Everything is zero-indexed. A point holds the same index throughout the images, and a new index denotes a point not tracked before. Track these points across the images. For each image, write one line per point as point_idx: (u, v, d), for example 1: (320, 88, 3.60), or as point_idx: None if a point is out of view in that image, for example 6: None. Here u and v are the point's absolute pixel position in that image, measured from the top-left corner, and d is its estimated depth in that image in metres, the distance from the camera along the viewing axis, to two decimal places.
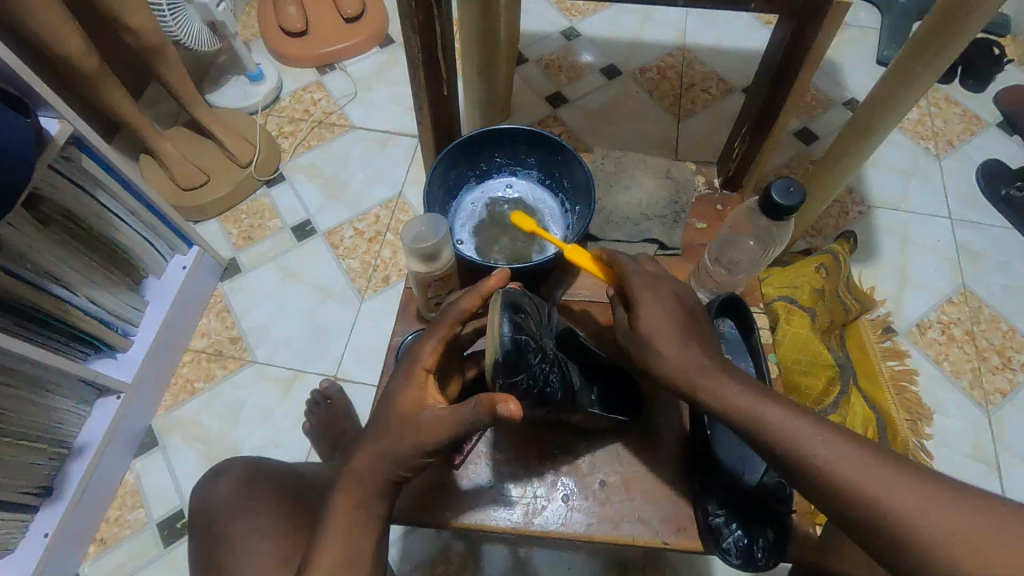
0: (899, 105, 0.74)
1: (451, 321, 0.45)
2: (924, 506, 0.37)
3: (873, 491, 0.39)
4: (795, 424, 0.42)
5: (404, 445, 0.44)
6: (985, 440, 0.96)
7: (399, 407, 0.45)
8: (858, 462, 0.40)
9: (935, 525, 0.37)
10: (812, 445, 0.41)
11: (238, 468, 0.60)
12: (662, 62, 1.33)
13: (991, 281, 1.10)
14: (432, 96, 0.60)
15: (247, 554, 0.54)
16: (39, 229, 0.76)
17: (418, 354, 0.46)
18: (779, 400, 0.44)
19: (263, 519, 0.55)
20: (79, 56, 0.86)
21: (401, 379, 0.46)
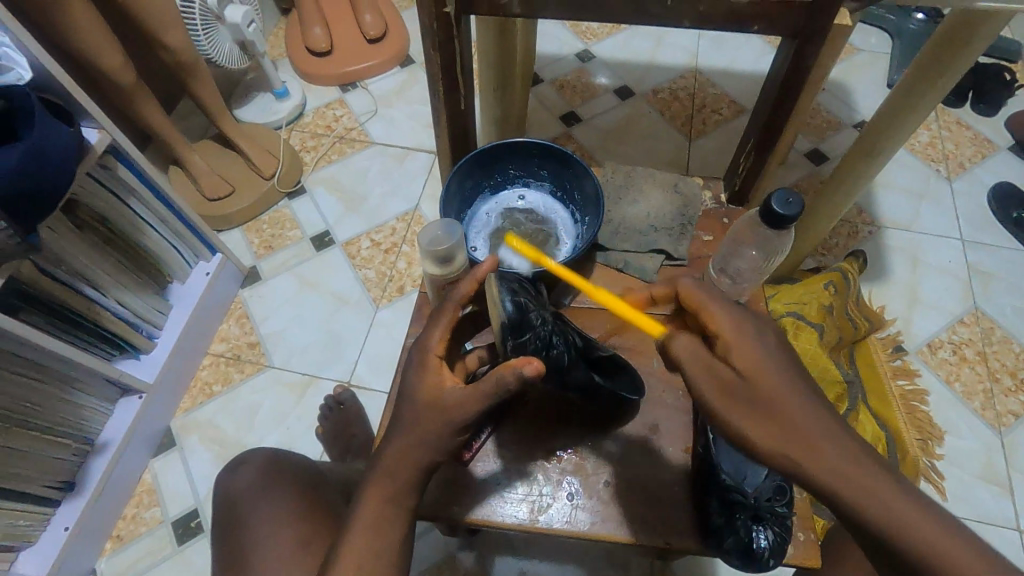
0: (903, 124, 0.76)
1: (453, 307, 0.48)
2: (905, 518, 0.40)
3: (880, 508, 0.40)
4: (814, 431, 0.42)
5: (433, 428, 0.46)
6: (997, 462, 0.95)
7: (420, 395, 0.47)
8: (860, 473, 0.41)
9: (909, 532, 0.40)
10: (855, 481, 0.41)
11: (260, 459, 0.63)
12: (675, 84, 1.36)
13: (1003, 303, 1.10)
14: (450, 111, 0.63)
15: (266, 539, 0.56)
16: (75, 233, 0.80)
17: (427, 342, 0.48)
18: (808, 410, 0.43)
19: (281, 507, 0.58)
20: (118, 71, 0.91)
21: (417, 370, 0.48)
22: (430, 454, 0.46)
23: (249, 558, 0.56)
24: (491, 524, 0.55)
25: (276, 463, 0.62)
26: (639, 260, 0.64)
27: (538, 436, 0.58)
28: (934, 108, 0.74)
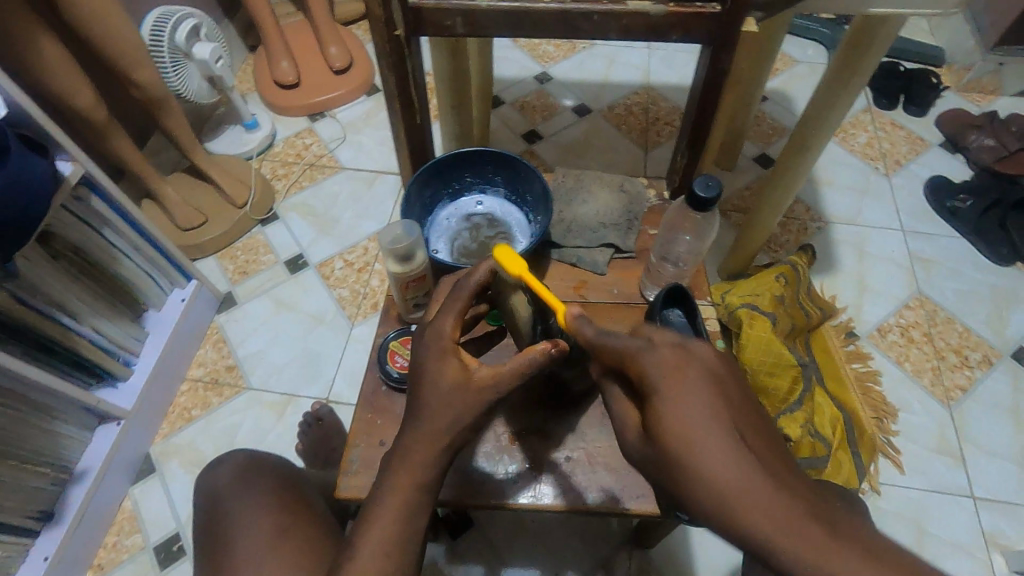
0: (827, 121, 0.83)
1: (467, 298, 0.51)
2: (750, 492, 0.37)
3: (722, 475, 0.38)
4: (683, 388, 0.41)
5: (468, 408, 0.48)
6: (949, 434, 1.01)
7: (449, 379, 0.49)
8: (713, 436, 0.39)
9: (745, 507, 0.37)
10: (743, 498, 0.37)
11: (237, 458, 0.65)
12: (629, 100, 1.44)
13: (944, 286, 1.17)
14: (408, 125, 0.68)
15: (244, 529, 0.58)
16: (50, 262, 0.83)
17: (443, 330, 0.50)
18: (680, 369, 0.41)
19: (260, 500, 0.61)
20: (89, 107, 0.95)
21: (438, 357, 0.49)
22: (457, 432, 0.48)
23: (228, 548, 0.58)
24: (467, 505, 0.58)
25: (253, 463, 0.65)
26: (591, 255, 0.69)
27: (511, 417, 0.62)
28: (851, 107, 0.81)
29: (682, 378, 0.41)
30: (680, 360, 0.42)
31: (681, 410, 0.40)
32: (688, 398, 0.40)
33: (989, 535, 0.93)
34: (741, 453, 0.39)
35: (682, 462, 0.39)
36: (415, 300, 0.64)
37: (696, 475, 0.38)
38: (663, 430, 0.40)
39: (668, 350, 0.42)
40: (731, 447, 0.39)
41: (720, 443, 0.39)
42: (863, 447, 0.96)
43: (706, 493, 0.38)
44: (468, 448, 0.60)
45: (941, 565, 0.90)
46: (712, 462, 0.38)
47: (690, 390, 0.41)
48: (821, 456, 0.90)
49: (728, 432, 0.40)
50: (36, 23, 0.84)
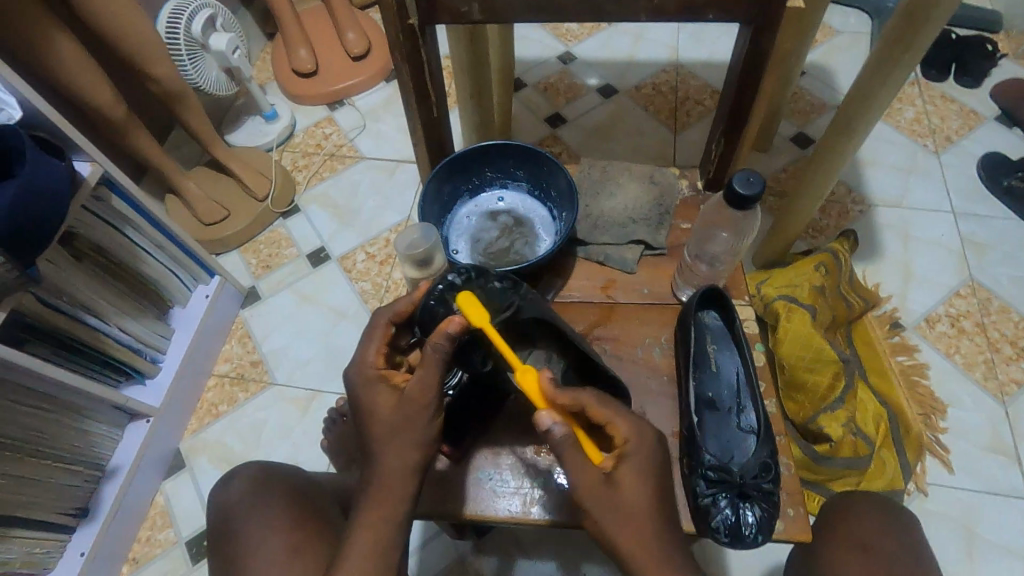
0: (876, 101, 0.78)
1: (386, 323, 0.55)
2: (650, 544, 0.47)
3: (642, 527, 0.48)
4: (644, 456, 0.50)
5: (413, 423, 0.49)
6: (1003, 432, 0.95)
7: (380, 407, 0.51)
8: (648, 496, 0.49)
9: (639, 551, 0.47)
10: (641, 550, 0.47)
11: (250, 470, 0.65)
12: (657, 79, 1.37)
13: (999, 272, 1.09)
14: (424, 119, 0.65)
15: (258, 546, 0.58)
16: (75, 264, 0.83)
17: (367, 360, 0.53)
18: (650, 445, 0.50)
19: (273, 515, 0.60)
20: (108, 105, 0.94)
21: (365, 387, 0.52)
22: (417, 449, 0.50)
23: (243, 564, 0.58)
24: (488, 518, 0.58)
25: (264, 476, 0.64)
26: (619, 252, 0.67)
27: (529, 431, 0.61)
28: (903, 85, 0.75)
29: (645, 449, 0.50)
30: (643, 431, 0.51)
31: (635, 473, 0.49)
32: (643, 463, 0.49)
33: None
34: (660, 514, 0.49)
35: (616, 503, 0.48)
36: None
37: (620, 518, 0.48)
38: (620, 481, 0.48)
39: (638, 422, 0.51)
40: (654, 508, 0.49)
41: (652, 509, 0.48)
42: (908, 445, 0.91)
43: (623, 538, 0.47)
44: (493, 460, 0.60)
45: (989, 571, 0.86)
46: (635, 518, 0.48)
47: (642, 457, 0.50)
48: (864, 456, 0.86)
49: (656, 499, 0.49)
50: (50, 20, 0.83)
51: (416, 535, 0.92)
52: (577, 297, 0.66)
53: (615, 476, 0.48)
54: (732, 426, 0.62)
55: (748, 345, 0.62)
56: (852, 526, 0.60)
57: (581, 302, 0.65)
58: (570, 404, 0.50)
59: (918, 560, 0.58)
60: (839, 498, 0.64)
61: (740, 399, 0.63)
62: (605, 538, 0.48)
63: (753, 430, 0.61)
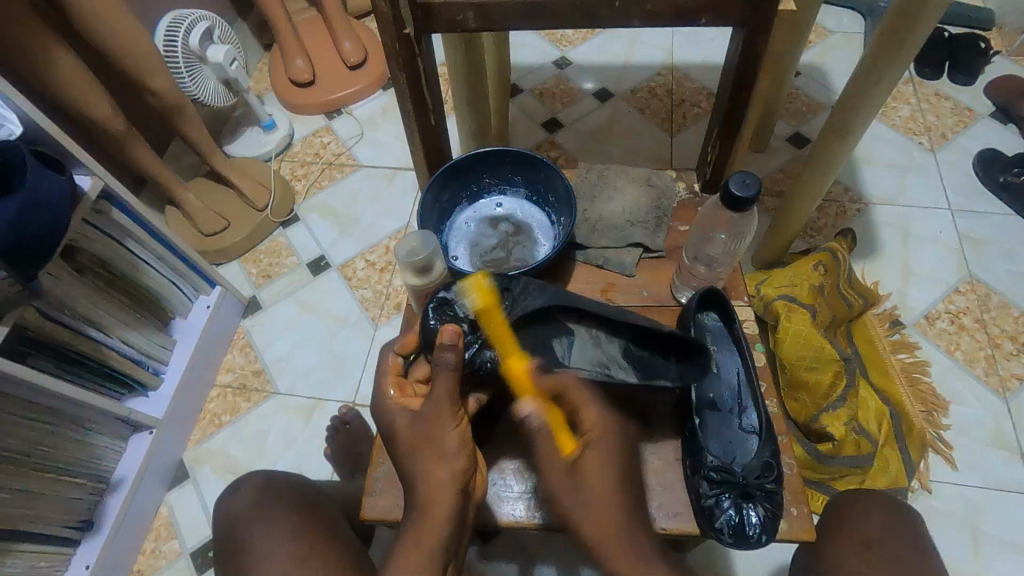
0: (870, 101, 0.78)
1: (392, 355, 0.57)
2: (612, 531, 0.49)
3: (605, 515, 0.50)
4: (608, 445, 0.53)
5: (438, 438, 0.49)
6: (1006, 428, 0.95)
7: (404, 431, 0.51)
8: (607, 486, 0.51)
9: (599, 533, 0.49)
10: (605, 540, 0.49)
11: (255, 480, 0.65)
12: (653, 82, 1.38)
13: (997, 268, 1.10)
14: (422, 127, 0.65)
15: (264, 556, 0.58)
16: (77, 277, 0.83)
17: (385, 393, 0.54)
18: (614, 437, 0.54)
19: (279, 525, 0.60)
20: (108, 118, 0.95)
21: (387, 415, 0.53)
22: (446, 461, 0.49)
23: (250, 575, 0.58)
24: (494, 524, 0.57)
25: (269, 487, 0.64)
26: (618, 256, 0.67)
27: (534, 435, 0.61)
28: (898, 83, 0.76)
29: (607, 439, 0.53)
30: (609, 424, 0.54)
31: (599, 460, 0.52)
32: (605, 452, 0.52)
33: None
34: (626, 508, 0.51)
35: (574, 492, 0.51)
36: None
37: (585, 503, 0.50)
38: (585, 467, 0.51)
39: (605, 413, 0.54)
40: (617, 499, 0.51)
41: (619, 496, 0.51)
42: (911, 443, 0.91)
43: (589, 525, 0.50)
44: (497, 466, 0.60)
45: (995, 567, 0.85)
46: (602, 505, 0.50)
47: (604, 448, 0.52)
48: (866, 454, 0.86)
49: (624, 492, 0.51)
50: (48, 35, 0.84)
51: None
52: None
53: (581, 467, 0.51)
54: (734, 427, 0.62)
55: (749, 346, 0.62)
56: (860, 525, 0.60)
57: None
58: (549, 390, 0.55)
59: (926, 559, 0.57)
60: (846, 496, 0.64)
61: (741, 400, 0.63)
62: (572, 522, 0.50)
63: (756, 431, 0.61)
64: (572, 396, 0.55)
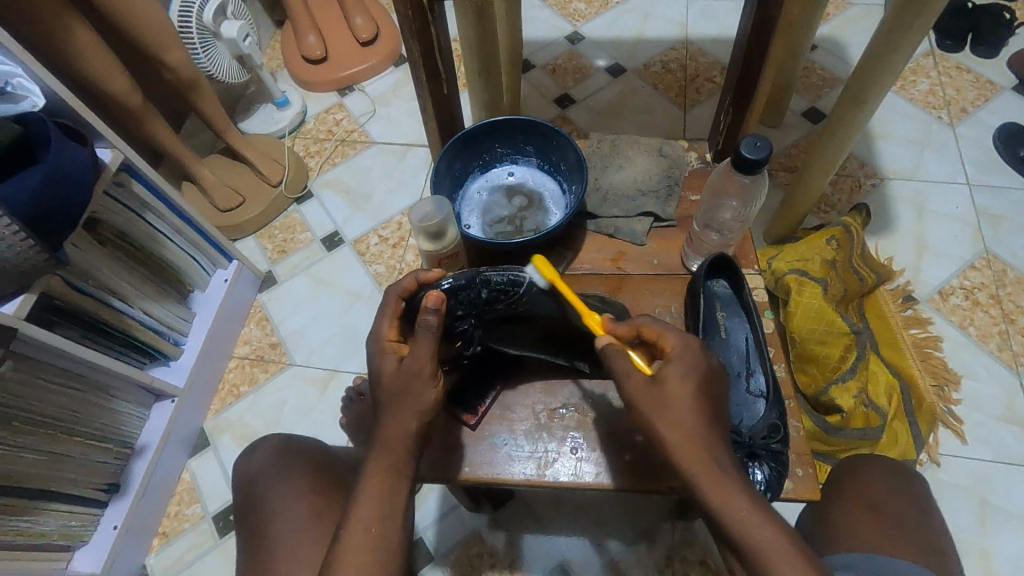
0: (888, 69, 0.77)
1: (395, 297, 0.55)
2: (698, 448, 0.46)
3: (691, 434, 0.46)
4: (684, 365, 0.49)
5: (416, 396, 0.50)
6: (1017, 402, 0.95)
7: (385, 376, 0.52)
8: (690, 402, 0.47)
9: (692, 457, 0.45)
10: (690, 458, 0.45)
11: (270, 441, 0.67)
12: (666, 56, 1.36)
13: (1014, 244, 1.09)
14: (435, 96, 0.66)
15: (281, 512, 0.61)
16: (99, 249, 0.86)
17: (380, 332, 0.54)
18: (693, 357, 0.49)
19: (294, 485, 0.63)
20: (125, 93, 0.96)
21: (376, 356, 0.53)
22: (417, 415, 0.50)
23: (265, 530, 0.61)
24: (504, 482, 0.59)
25: (284, 446, 0.66)
26: (629, 225, 0.68)
27: (544, 397, 0.63)
28: (915, 53, 0.75)
29: (689, 358, 0.49)
30: (691, 342, 0.50)
31: (678, 376, 0.48)
32: (689, 367, 0.48)
33: None
34: (710, 427, 0.47)
35: (656, 413, 0.47)
36: None
37: (673, 424, 0.46)
38: (671, 382, 0.48)
39: (685, 335, 0.51)
40: (700, 423, 0.47)
41: (700, 418, 0.47)
42: (920, 416, 0.92)
43: (675, 439, 0.46)
44: (508, 427, 0.61)
45: (1001, 539, 0.86)
46: (685, 421, 0.47)
47: (688, 364, 0.49)
48: (875, 426, 0.86)
49: (708, 418, 0.47)
50: (66, 8, 0.85)
51: (432, 510, 0.94)
52: (587, 270, 0.67)
53: (665, 384, 0.48)
54: (741, 391, 0.62)
55: (757, 312, 0.63)
56: (864, 484, 0.61)
57: (591, 275, 0.66)
58: (629, 334, 0.52)
59: (926, 518, 0.59)
60: (852, 459, 0.65)
61: (748, 364, 0.64)
62: (659, 440, 0.47)
63: (762, 394, 0.62)
64: (651, 326, 0.51)
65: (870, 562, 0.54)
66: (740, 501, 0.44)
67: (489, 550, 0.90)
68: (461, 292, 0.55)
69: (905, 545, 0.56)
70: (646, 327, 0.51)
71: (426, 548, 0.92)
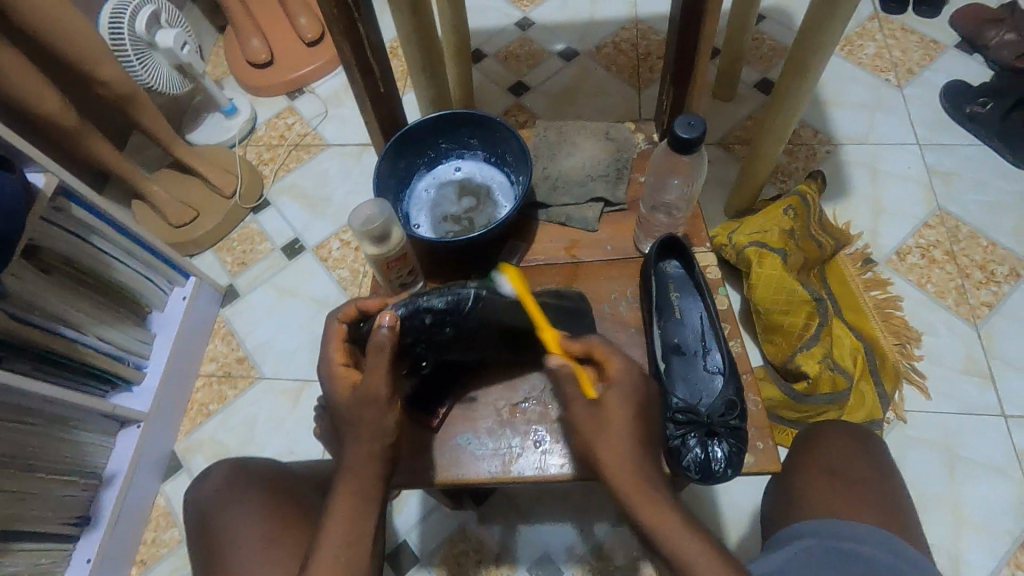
0: (828, 36, 0.77)
1: (336, 322, 0.55)
2: (625, 470, 0.48)
3: (613, 459, 0.49)
4: (616, 396, 0.50)
5: (377, 421, 0.49)
6: (976, 354, 0.98)
7: (340, 401, 0.51)
8: (616, 432, 0.49)
9: (618, 477, 0.48)
10: (617, 478, 0.49)
11: (222, 468, 0.66)
12: (617, 37, 1.35)
13: (966, 199, 1.11)
14: (373, 94, 0.65)
15: (238, 539, 0.60)
16: (44, 277, 0.83)
17: (329, 357, 0.53)
18: (628, 388, 0.51)
19: (249, 510, 0.61)
20: (58, 113, 0.93)
21: (327, 382, 0.52)
22: (382, 437, 0.49)
23: (222, 559, 0.59)
24: (470, 481, 0.59)
25: (237, 472, 0.65)
26: (580, 212, 0.68)
27: (510, 391, 0.63)
28: (852, 17, 0.75)
29: (620, 388, 0.51)
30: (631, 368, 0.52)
31: (620, 401, 0.50)
32: (627, 394, 0.50)
33: (1021, 452, 0.91)
34: (637, 449, 0.49)
35: (592, 440, 0.50)
36: (401, 280, 0.64)
37: (605, 446, 0.49)
38: (607, 410, 0.50)
39: (621, 360, 0.52)
40: (631, 448, 0.49)
41: (631, 444, 0.49)
42: (885, 375, 0.93)
43: (609, 459, 0.49)
44: (472, 425, 0.61)
45: (968, 488, 0.89)
46: (619, 445, 0.49)
47: (626, 389, 0.51)
48: (842, 390, 0.88)
49: (639, 442, 0.50)
50: None
51: (415, 512, 0.94)
52: (542, 261, 0.66)
53: (605, 412, 0.50)
54: (698, 369, 0.63)
55: (709, 291, 0.63)
56: (823, 451, 0.62)
57: (546, 265, 0.66)
58: (579, 351, 0.53)
59: (884, 476, 0.60)
60: (811, 427, 0.66)
61: (705, 342, 0.64)
62: (593, 453, 0.50)
63: (720, 370, 0.62)
64: (604, 351, 0.52)
65: (831, 526, 0.55)
66: (667, 516, 0.47)
67: (475, 546, 0.90)
68: (421, 311, 0.51)
69: (864, 507, 0.57)
70: (594, 349, 0.53)
71: (412, 549, 0.91)
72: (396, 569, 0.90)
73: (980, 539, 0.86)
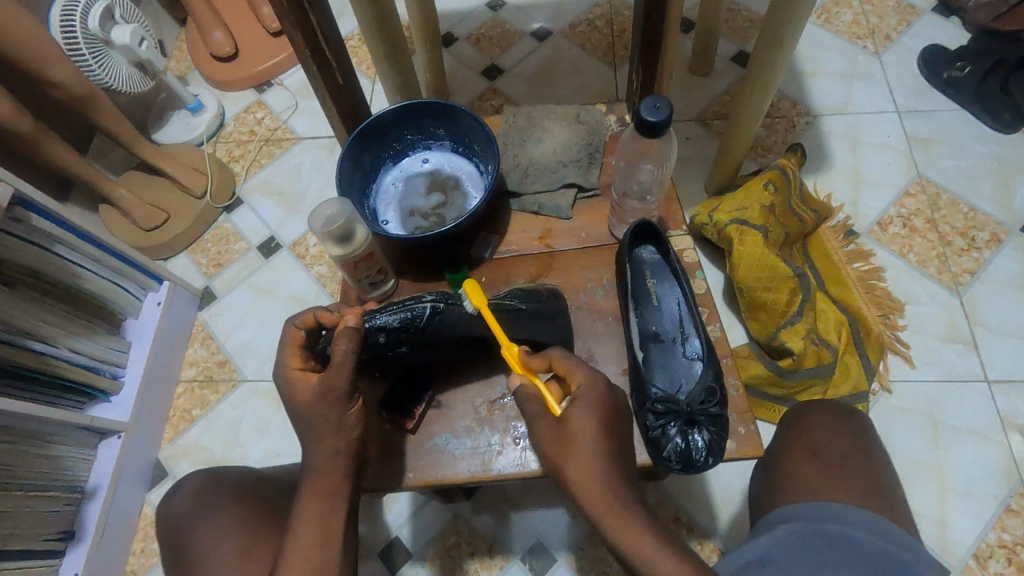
0: (801, 6, 0.75)
1: (293, 327, 0.53)
2: (598, 490, 0.48)
3: (575, 480, 0.49)
4: (579, 418, 0.51)
5: (332, 420, 0.50)
6: (959, 322, 0.98)
7: (299, 403, 0.50)
8: (579, 454, 0.49)
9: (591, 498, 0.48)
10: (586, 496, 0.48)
11: (190, 482, 0.65)
12: (592, 14, 1.32)
13: (945, 166, 1.10)
14: (331, 87, 0.63)
15: (210, 553, 0.59)
16: (5, 291, 0.80)
17: (284, 362, 0.52)
18: (591, 403, 0.51)
19: (220, 523, 0.60)
20: (10, 118, 0.89)
21: (286, 387, 0.51)
22: (342, 434, 0.50)
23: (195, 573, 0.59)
24: (451, 482, 0.58)
25: (206, 485, 0.64)
26: (553, 199, 0.66)
27: (488, 388, 0.62)
28: None
29: (581, 405, 0.51)
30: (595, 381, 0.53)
31: (583, 415, 0.51)
32: (590, 406, 0.51)
33: (1005, 418, 0.91)
34: (603, 467, 0.49)
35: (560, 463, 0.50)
36: (371, 280, 0.62)
37: (567, 468, 0.50)
38: (571, 429, 0.50)
39: (588, 375, 0.53)
40: (597, 468, 0.49)
41: (607, 468, 0.49)
42: (870, 348, 0.93)
43: (577, 478, 0.49)
44: (451, 425, 0.60)
45: (954, 456, 0.89)
46: (585, 463, 0.49)
47: (590, 402, 0.51)
48: (827, 364, 0.88)
49: (608, 463, 0.49)
50: None
51: (405, 508, 0.93)
52: (516, 251, 0.65)
53: (568, 430, 0.50)
54: (677, 357, 0.63)
55: (685, 276, 0.62)
56: (807, 433, 0.62)
57: (521, 256, 0.65)
58: (541, 365, 0.54)
59: (868, 456, 0.60)
60: (796, 409, 0.66)
61: (683, 328, 0.64)
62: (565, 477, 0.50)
63: (699, 357, 0.62)
64: (571, 369, 0.53)
65: (816, 509, 0.55)
66: (638, 533, 0.46)
67: (467, 538, 0.90)
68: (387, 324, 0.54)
69: (848, 488, 0.57)
70: (559, 364, 0.54)
71: (404, 545, 0.91)
72: (388, 566, 0.89)
73: (966, 505, 0.87)
